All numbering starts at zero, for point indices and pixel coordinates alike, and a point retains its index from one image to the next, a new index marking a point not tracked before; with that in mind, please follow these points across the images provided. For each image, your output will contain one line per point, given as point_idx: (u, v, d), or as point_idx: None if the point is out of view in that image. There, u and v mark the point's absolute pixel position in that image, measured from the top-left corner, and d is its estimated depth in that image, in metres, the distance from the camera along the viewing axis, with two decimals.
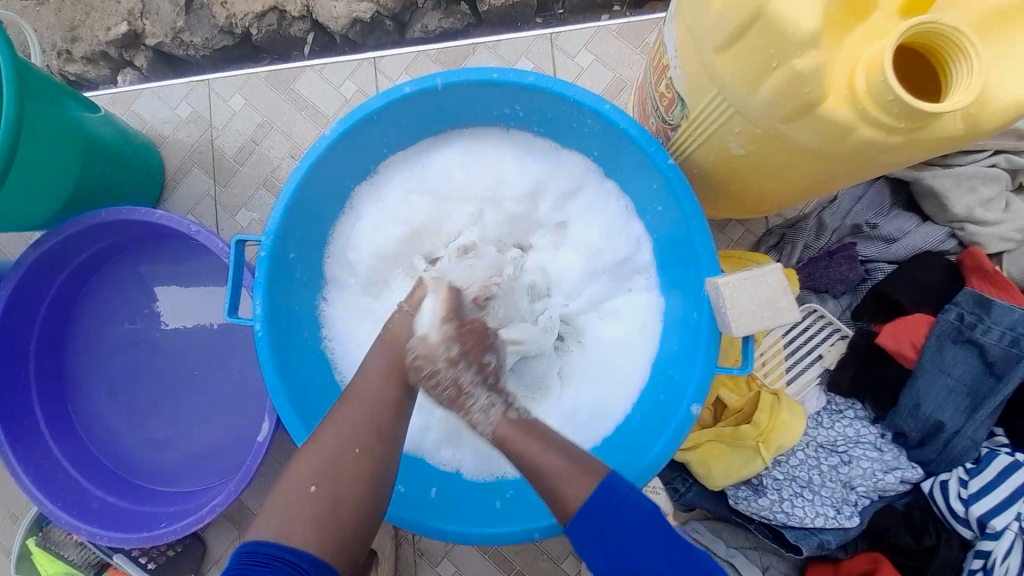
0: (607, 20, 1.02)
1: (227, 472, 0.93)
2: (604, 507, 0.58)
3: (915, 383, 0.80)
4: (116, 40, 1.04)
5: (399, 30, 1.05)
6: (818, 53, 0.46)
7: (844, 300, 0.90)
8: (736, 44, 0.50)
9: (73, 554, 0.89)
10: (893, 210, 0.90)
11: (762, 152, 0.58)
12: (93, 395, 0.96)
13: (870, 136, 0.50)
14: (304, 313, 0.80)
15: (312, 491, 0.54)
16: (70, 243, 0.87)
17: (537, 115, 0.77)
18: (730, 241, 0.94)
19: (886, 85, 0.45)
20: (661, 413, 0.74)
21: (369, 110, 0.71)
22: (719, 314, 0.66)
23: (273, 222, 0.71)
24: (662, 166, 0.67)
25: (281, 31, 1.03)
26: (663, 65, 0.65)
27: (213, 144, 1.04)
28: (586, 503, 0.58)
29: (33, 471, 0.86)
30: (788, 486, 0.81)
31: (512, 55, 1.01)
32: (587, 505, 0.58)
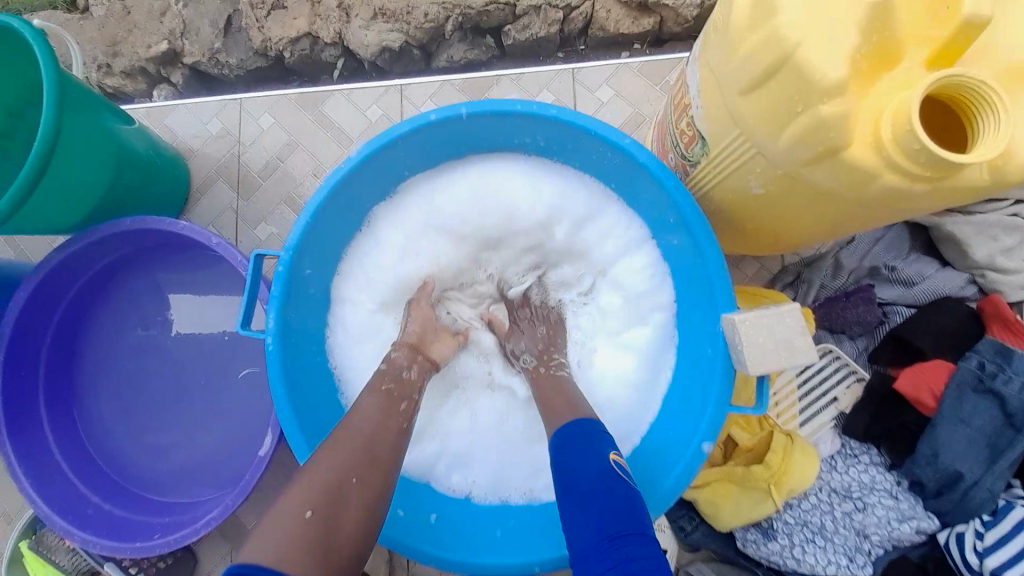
0: (627, 57, 1.06)
1: (225, 483, 0.92)
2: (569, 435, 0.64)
3: (933, 432, 0.78)
4: (156, 58, 1.09)
5: (426, 60, 1.09)
6: (844, 101, 0.48)
7: (860, 341, 0.88)
8: (760, 89, 0.52)
9: (65, 560, 0.87)
10: (912, 254, 0.90)
11: (783, 193, 0.59)
12: (100, 399, 0.96)
13: (893, 182, 0.50)
14: (316, 329, 0.80)
15: (307, 515, 0.51)
16: (93, 248, 0.89)
17: (558, 145, 0.79)
18: (744, 277, 0.94)
19: (912, 135, 0.46)
20: (673, 448, 0.72)
21: (395, 134, 0.73)
22: (735, 350, 0.65)
23: (294, 238, 0.72)
24: (680, 201, 0.68)
25: (313, 56, 1.07)
26: (684, 104, 0.66)
27: (239, 159, 1.07)
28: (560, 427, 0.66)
29: (31, 471, 0.85)
30: (800, 532, 0.78)
31: (534, 87, 1.04)
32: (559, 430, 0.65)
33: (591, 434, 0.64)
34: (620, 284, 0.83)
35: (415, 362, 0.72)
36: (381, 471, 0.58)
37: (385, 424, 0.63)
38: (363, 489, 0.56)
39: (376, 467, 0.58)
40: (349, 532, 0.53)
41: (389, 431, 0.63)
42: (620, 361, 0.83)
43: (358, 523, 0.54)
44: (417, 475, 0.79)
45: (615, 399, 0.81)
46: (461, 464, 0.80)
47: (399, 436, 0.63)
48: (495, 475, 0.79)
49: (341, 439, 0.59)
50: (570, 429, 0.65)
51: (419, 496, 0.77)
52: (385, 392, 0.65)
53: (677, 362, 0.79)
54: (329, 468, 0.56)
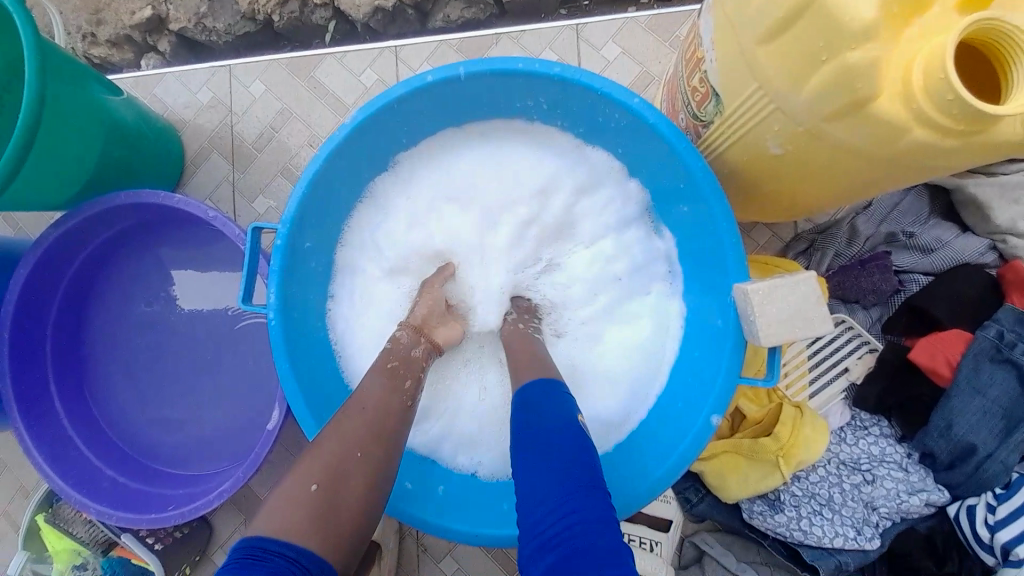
0: (635, 11, 0.99)
1: (235, 457, 0.93)
2: (539, 390, 0.61)
3: (948, 404, 0.75)
4: (140, 25, 1.03)
5: (421, 19, 1.03)
6: (875, 46, 0.43)
7: (875, 311, 0.85)
8: (782, 35, 0.47)
9: (82, 531, 0.90)
10: (931, 219, 0.86)
11: (802, 152, 0.55)
12: (108, 376, 0.97)
13: (923, 138, 0.46)
14: (317, 304, 0.79)
15: (312, 489, 0.51)
16: (90, 224, 0.87)
17: (561, 108, 0.74)
18: (756, 245, 0.90)
19: (945, 83, 0.42)
20: (681, 421, 0.71)
21: (391, 97, 0.69)
22: (747, 322, 0.63)
23: (290, 210, 0.69)
24: (693, 164, 0.64)
25: (303, 18, 1.02)
26: (697, 58, 0.61)
27: (233, 130, 1.03)
28: (530, 381, 0.62)
29: (45, 447, 0.86)
30: (808, 504, 0.78)
31: (537, 46, 0.98)
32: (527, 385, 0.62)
33: (560, 392, 0.61)
34: (609, 260, 0.81)
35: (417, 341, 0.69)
36: (385, 447, 0.57)
37: (388, 400, 0.61)
38: (367, 465, 0.55)
39: (379, 443, 0.57)
40: (352, 505, 0.52)
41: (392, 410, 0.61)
42: (610, 338, 0.81)
43: (362, 497, 0.53)
44: (424, 451, 0.78)
45: (603, 377, 0.80)
46: (468, 441, 0.79)
47: (404, 413, 0.62)
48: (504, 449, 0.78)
49: (342, 414, 0.59)
50: (540, 384, 0.62)
51: (426, 470, 0.77)
52: (385, 371, 0.64)
53: (683, 334, 0.77)
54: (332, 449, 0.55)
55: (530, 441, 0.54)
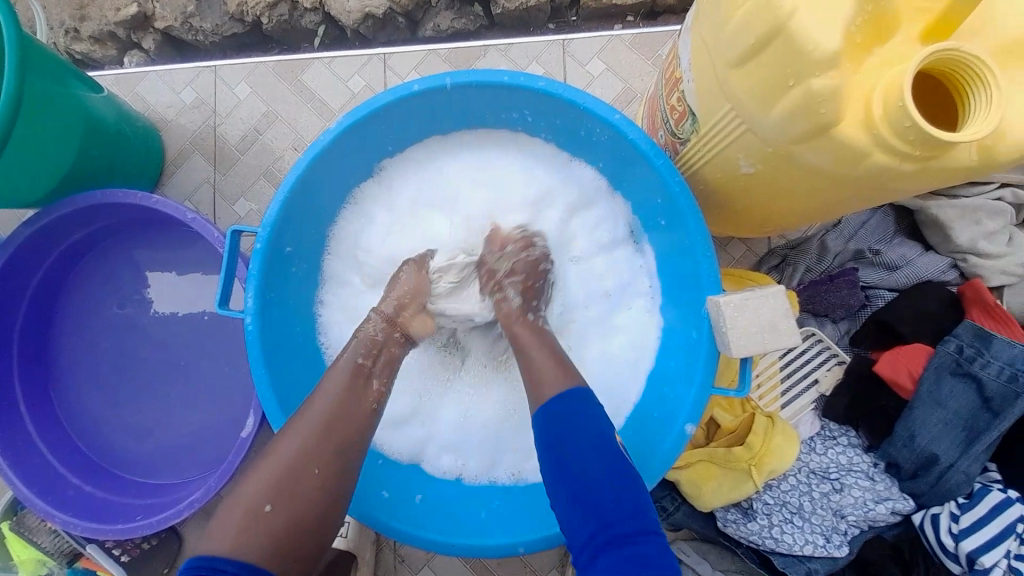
0: (620, 29, 1.02)
1: (207, 466, 0.91)
2: (562, 407, 0.58)
3: (911, 414, 0.78)
4: (124, 22, 1.02)
5: (411, 28, 1.04)
6: (836, 74, 0.46)
7: (842, 325, 0.89)
8: (752, 61, 0.50)
9: (46, 541, 0.86)
10: (897, 237, 0.90)
11: (773, 172, 0.57)
12: (77, 380, 0.94)
13: (883, 161, 0.49)
14: (297, 309, 0.78)
15: (265, 510, 0.51)
16: (64, 223, 0.86)
17: (545, 120, 0.76)
18: (731, 259, 0.93)
19: (903, 111, 0.44)
20: (657, 430, 0.73)
21: (376, 105, 0.70)
22: (720, 335, 0.65)
23: (271, 214, 0.69)
24: (670, 180, 0.66)
25: (292, 22, 1.02)
26: (676, 78, 0.63)
27: (216, 131, 1.02)
28: (549, 399, 0.59)
29: (9, 452, 0.83)
30: (778, 512, 0.80)
31: (523, 59, 1.00)
32: (549, 402, 0.59)
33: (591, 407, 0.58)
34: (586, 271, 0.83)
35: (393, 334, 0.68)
36: (349, 456, 0.58)
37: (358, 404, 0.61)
38: (322, 482, 0.55)
39: (342, 452, 0.57)
40: (307, 520, 0.52)
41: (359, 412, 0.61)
42: (593, 343, 0.82)
43: (320, 509, 0.54)
44: (407, 459, 0.79)
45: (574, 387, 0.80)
46: (451, 449, 0.79)
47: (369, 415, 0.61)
48: (491, 455, 0.79)
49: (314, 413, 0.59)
50: (566, 398, 0.58)
51: (405, 479, 0.77)
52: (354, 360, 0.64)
53: (661, 346, 0.79)
54: (291, 454, 0.55)
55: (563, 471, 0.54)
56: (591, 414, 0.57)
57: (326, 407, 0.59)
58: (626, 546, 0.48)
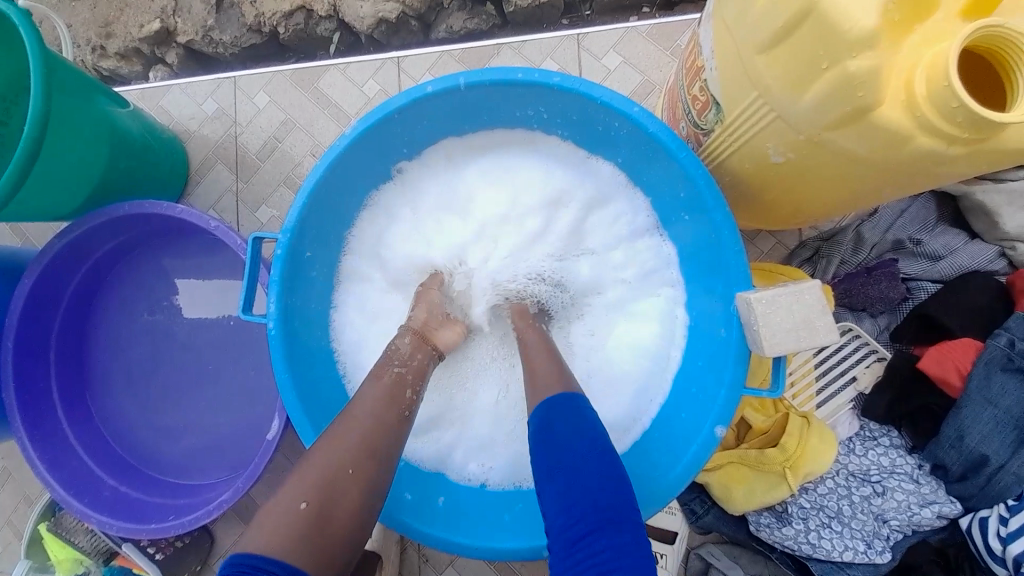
0: (636, 21, 0.99)
1: (235, 467, 0.93)
2: (565, 402, 0.57)
3: (959, 413, 0.74)
4: (149, 38, 1.05)
5: (424, 31, 1.04)
6: (875, 54, 0.43)
7: (882, 319, 0.84)
8: (780, 46, 0.47)
9: (83, 541, 0.89)
10: (939, 226, 0.85)
11: (804, 162, 0.55)
12: (111, 385, 0.97)
13: (927, 145, 0.46)
14: (318, 314, 0.79)
15: (301, 508, 0.51)
16: (95, 234, 0.88)
17: (561, 116, 0.74)
18: (760, 253, 0.89)
19: (949, 91, 0.41)
20: (685, 432, 0.70)
21: (390, 108, 0.69)
22: (751, 332, 0.62)
23: (290, 220, 0.69)
24: (693, 171, 0.63)
25: (308, 30, 1.03)
26: (697, 67, 0.61)
27: (237, 140, 1.04)
28: (553, 395, 0.58)
29: (47, 456, 0.86)
30: (816, 516, 0.76)
31: (538, 56, 0.99)
32: (550, 398, 0.58)
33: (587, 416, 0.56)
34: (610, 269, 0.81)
35: (423, 350, 0.68)
36: (376, 462, 0.57)
37: (379, 408, 0.61)
38: (358, 481, 0.55)
39: (370, 455, 0.57)
40: (340, 528, 0.52)
41: (387, 420, 0.60)
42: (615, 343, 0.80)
43: (350, 516, 0.53)
44: (431, 465, 0.78)
45: (600, 383, 0.79)
46: (480, 452, 0.79)
47: (401, 424, 0.61)
48: (520, 458, 0.78)
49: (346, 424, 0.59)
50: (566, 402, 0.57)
51: (428, 481, 0.77)
52: None
53: (686, 344, 0.77)
54: (319, 461, 0.55)
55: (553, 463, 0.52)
56: (590, 413, 0.56)
57: (362, 421, 0.59)
58: (603, 538, 0.45)
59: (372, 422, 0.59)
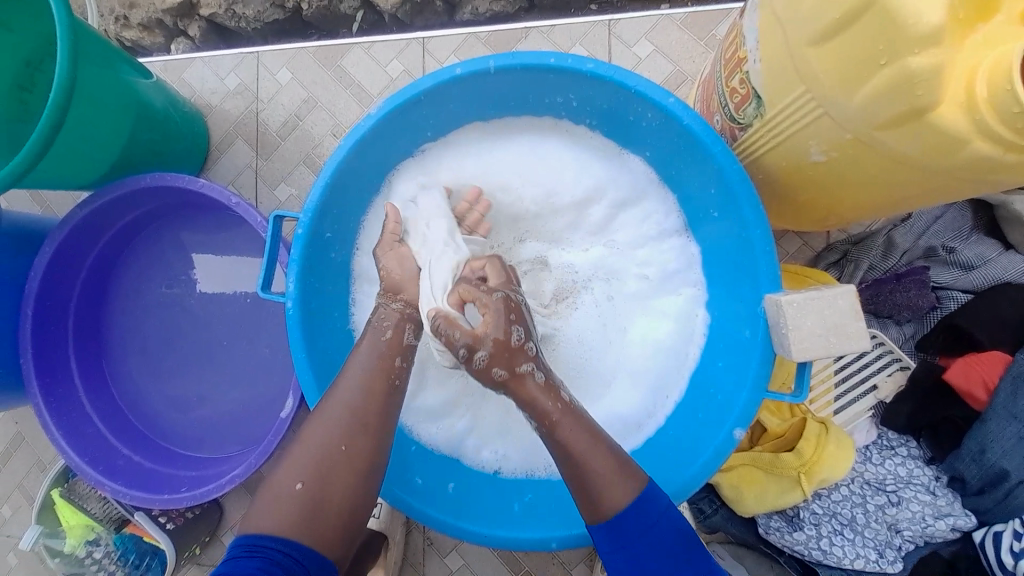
0: (667, 9, 0.96)
1: (248, 443, 0.94)
2: (636, 518, 0.54)
3: (983, 427, 0.73)
4: (172, 9, 1.04)
5: (449, 12, 1.01)
6: (938, 52, 0.41)
7: (908, 327, 0.82)
8: (837, 38, 0.45)
9: (96, 508, 0.92)
10: (973, 235, 0.83)
11: (847, 161, 0.53)
12: (127, 356, 0.98)
13: (983, 150, 0.44)
14: (338, 295, 0.78)
15: (298, 488, 0.52)
16: (111, 208, 0.88)
17: (591, 105, 0.73)
18: (785, 253, 0.87)
19: (1012, 95, 0.39)
20: (701, 432, 0.69)
21: (418, 89, 0.68)
22: (778, 335, 0.61)
23: (313, 200, 0.68)
24: (726, 167, 0.61)
25: (331, 7, 1.01)
26: (738, 58, 0.59)
27: (258, 117, 1.03)
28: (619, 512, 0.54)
29: (64, 422, 0.87)
30: (828, 523, 0.76)
31: (567, 41, 0.96)
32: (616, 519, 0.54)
33: (660, 510, 0.55)
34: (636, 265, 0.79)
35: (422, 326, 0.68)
36: (372, 439, 0.56)
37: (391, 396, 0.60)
38: (361, 472, 0.55)
39: (372, 439, 0.56)
40: (344, 508, 0.53)
41: (394, 406, 0.60)
42: (631, 338, 0.79)
43: (351, 489, 0.54)
44: (446, 450, 0.78)
45: (618, 375, 0.79)
46: (494, 440, 0.78)
47: (391, 391, 0.60)
48: (533, 449, 0.77)
49: (344, 389, 0.59)
50: (639, 505, 0.54)
51: (437, 466, 0.77)
52: (385, 352, 0.62)
53: (706, 343, 0.76)
54: (331, 446, 0.55)
55: None
56: (664, 514, 0.55)
57: (350, 392, 0.58)
58: None
59: (383, 410, 0.58)
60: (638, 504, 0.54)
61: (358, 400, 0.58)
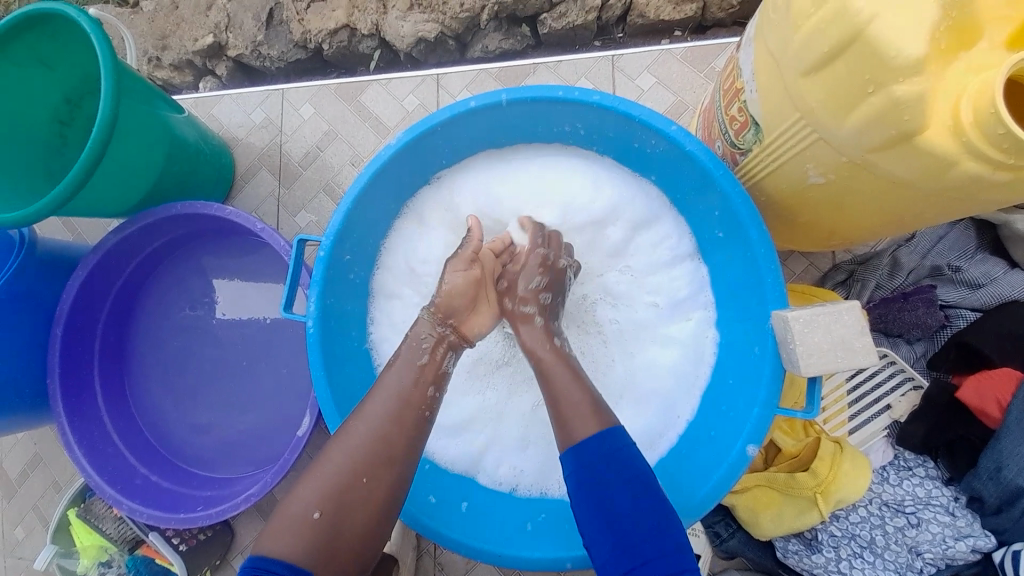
0: (668, 44, 1.02)
1: (262, 464, 0.95)
2: (602, 446, 0.55)
3: (997, 445, 0.72)
4: (202, 50, 1.12)
5: (460, 50, 1.08)
6: (921, 80, 0.44)
7: (918, 346, 0.83)
8: (827, 69, 0.48)
9: (111, 528, 0.91)
10: (979, 254, 0.84)
11: (844, 183, 0.55)
12: (147, 378, 1.01)
13: (975, 170, 0.46)
14: (355, 315, 0.81)
15: (314, 518, 0.53)
16: (143, 233, 0.92)
17: (598, 133, 0.77)
18: (791, 274, 0.89)
19: (996, 118, 0.42)
20: (715, 449, 0.70)
21: (434, 121, 0.72)
22: (787, 350, 0.62)
23: (334, 224, 0.72)
24: (729, 190, 0.64)
25: (350, 47, 1.08)
26: (736, 88, 0.63)
27: (281, 149, 1.09)
28: (588, 437, 0.56)
29: (85, 441, 0.89)
30: (847, 545, 0.75)
31: (572, 74, 1.02)
32: (584, 446, 0.55)
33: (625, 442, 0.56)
34: (646, 286, 0.81)
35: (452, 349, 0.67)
36: (388, 460, 0.57)
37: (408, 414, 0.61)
38: (376, 491, 0.55)
39: (388, 465, 0.56)
40: (359, 524, 0.54)
41: (414, 423, 0.60)
42: (641, 357, 0.81)
43: (365, 515, 0.54)
44: (463, 470, 0.79)
45: (629, 392, 0.80)
46: (511, 457, 0.79)
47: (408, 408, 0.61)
48: (549, 465, 0.78)
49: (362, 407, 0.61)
50: (604, 438, 0.56)
51: (451, 485, 0.77)
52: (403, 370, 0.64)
53: (717, 361, 0.77)
54: (348, 462, 0.56)
55: (601, 511, 0.53)
56: (629, 449, 0.56)
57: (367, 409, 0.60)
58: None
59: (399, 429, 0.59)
60: (605, 437, 0.56)
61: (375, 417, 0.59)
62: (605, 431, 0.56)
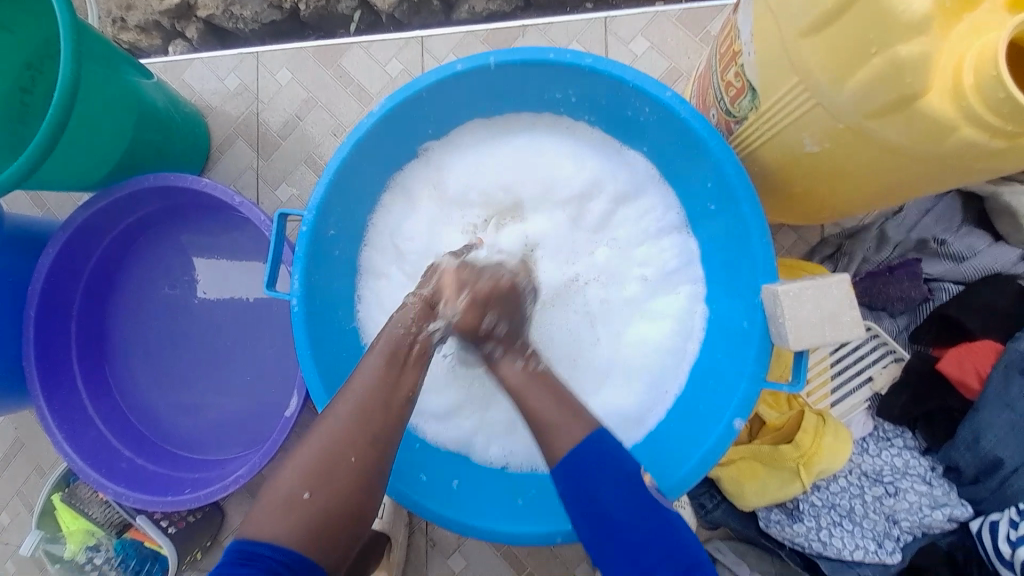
0: (663, 5, 0.97)
1: (250, 444, 0.94)
2: (589, 455, 0.57)
3: (976, 417, 0.74)
4: (169, 11, 1.04)
5: (445, 11, 1.03)
6: (926, 40, 0.42)
7: (901, 320, 0.83)
8: (829, 28, 0.46)
9: (97, 512, 0.92)
10: (965, 227, 0.83)
11: (839, 151, 0.54)
12: (128, 358, 0.98)
13: (971, 137, 0.44)
14: (340, 294, 0.79)
15: (303, 497, 0.52)
16: (114, 209, 0.88)
17: (590, 101, 0.74)
18: (780, 248, 0.88)
19: (998, 81, 0.40)
20: (702, 423, 0.70)
21: (419, 86, 0.68)
22: (776, 325, 0.61)
23: (317, 197, 0.69)
24: (723, 161, 0.62)
25: (329, 8, 1.04)
26: (733, 52, 0.60)
27: (258, 118, 1.03)
28: (572, 449, 0.57)
29: (66, 425, 0.87)
30: (827, 514, 0.77)
31: (563, 39, 0.97)
32: (570, 453, 0.57)
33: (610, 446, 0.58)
34: (636, 260, 0.80)
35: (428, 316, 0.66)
36: (371, 437, 0.56)
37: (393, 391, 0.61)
38: (361, 469, 0.55)
39: (367, 436, 0.56)
40: (344, 500, 0.53)
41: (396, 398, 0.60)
42: (631, 332, 0.80)
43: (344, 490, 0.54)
44: (454, 448, 0.79)
45: (618, 368, 0.79)
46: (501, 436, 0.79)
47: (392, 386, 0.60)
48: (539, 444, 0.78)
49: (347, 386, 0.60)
50: (587, 447, 0.57)
51: (440, 465, 0.77)
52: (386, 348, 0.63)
53: (706, 337, 0.77)
54: (332, 439, 0.55)
55: (597, 521, 0.55)
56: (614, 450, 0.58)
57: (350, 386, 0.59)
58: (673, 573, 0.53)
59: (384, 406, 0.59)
60: (588, 443, 0.57)
61: (359, 395, 0.58)
62: (587, 440, 0.57)
